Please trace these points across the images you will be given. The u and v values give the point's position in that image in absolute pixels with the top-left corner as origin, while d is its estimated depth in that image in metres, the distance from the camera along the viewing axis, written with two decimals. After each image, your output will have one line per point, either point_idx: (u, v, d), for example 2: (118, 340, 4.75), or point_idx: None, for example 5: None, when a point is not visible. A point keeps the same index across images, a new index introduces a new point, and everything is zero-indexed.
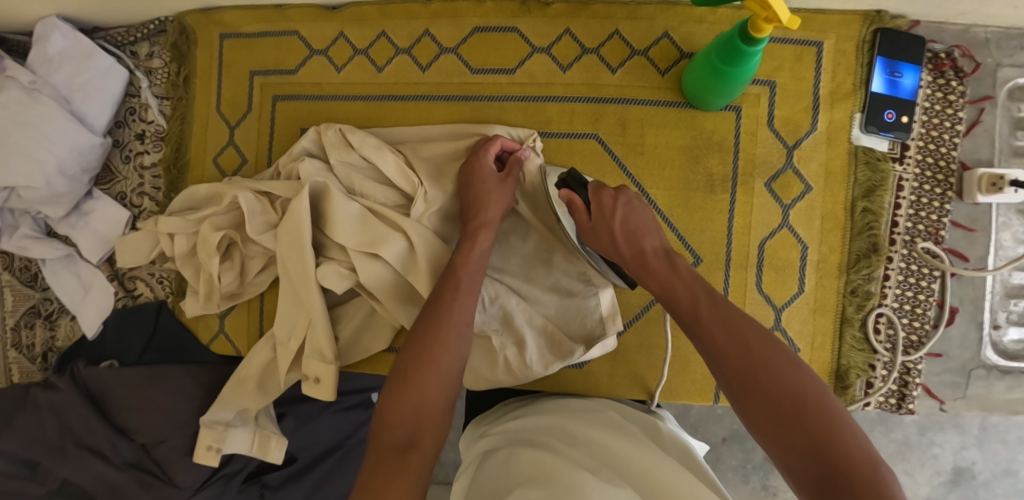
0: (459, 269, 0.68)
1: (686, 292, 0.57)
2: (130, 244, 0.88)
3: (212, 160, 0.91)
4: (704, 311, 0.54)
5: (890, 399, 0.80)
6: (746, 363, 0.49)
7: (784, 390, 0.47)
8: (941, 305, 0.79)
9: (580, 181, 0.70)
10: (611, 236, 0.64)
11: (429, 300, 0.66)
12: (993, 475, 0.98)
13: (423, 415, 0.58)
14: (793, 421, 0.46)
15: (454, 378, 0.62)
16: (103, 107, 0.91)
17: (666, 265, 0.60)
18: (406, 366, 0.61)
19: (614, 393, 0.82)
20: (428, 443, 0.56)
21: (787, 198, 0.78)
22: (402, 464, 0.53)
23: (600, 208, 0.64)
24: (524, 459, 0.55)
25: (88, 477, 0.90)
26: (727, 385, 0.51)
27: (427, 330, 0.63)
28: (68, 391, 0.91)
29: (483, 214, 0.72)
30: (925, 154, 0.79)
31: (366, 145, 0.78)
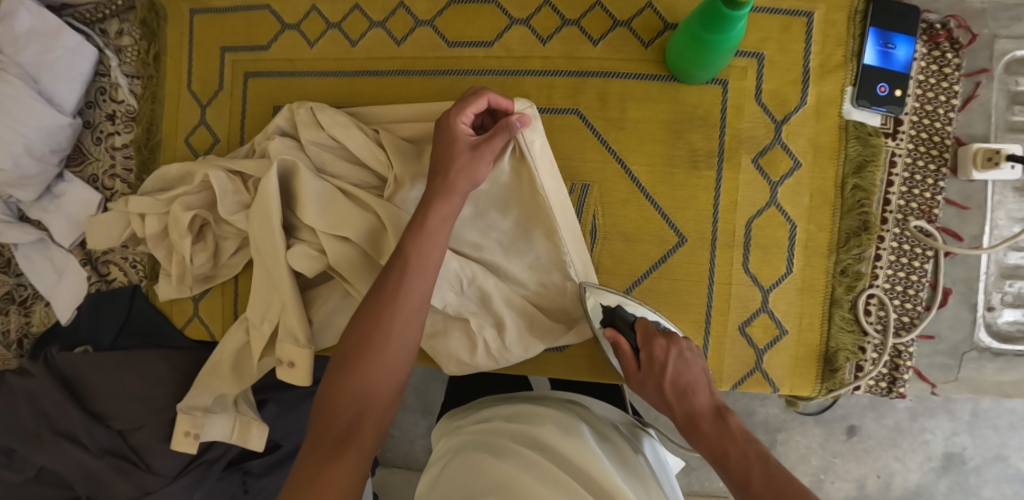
0: (407, 251, 0.62)
1: (739, 457, 0.53)
2: (102, 225, 0.86)
3: (184, 140, 0.88)
4: (757, 481, 0.50)
5: (881, 382, 0.78)
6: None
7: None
8: (934, 286, 0.77)
9: (626, 323, 0.71)
10: (659, 388, 0.62)
11: (376, 282, 0.63)
12: (983, 460, 0.97)
13: (365, 404, 0.57)
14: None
15: (399, 366, 0.60)
16: (73, 87, 0.88)
17: (717, 427, 0.57)
18: (348, 355, 0.59)
19: (596, 376, 0.79)
20: (368, 430, 0.56)
21: (775, 175, 0.75)
22: (336, 456, 0.53)
23: (650, 359, 0.64)
24: (476, 461, 0.60)
25: (64, 463, 0.88)
26: None
27: (374, 315, 0.60)
28: (42, 377, 0.89)
29: (444, 183, 0.64)
30: (918, 129, 0.76)
31: (334, 124, 0.76)
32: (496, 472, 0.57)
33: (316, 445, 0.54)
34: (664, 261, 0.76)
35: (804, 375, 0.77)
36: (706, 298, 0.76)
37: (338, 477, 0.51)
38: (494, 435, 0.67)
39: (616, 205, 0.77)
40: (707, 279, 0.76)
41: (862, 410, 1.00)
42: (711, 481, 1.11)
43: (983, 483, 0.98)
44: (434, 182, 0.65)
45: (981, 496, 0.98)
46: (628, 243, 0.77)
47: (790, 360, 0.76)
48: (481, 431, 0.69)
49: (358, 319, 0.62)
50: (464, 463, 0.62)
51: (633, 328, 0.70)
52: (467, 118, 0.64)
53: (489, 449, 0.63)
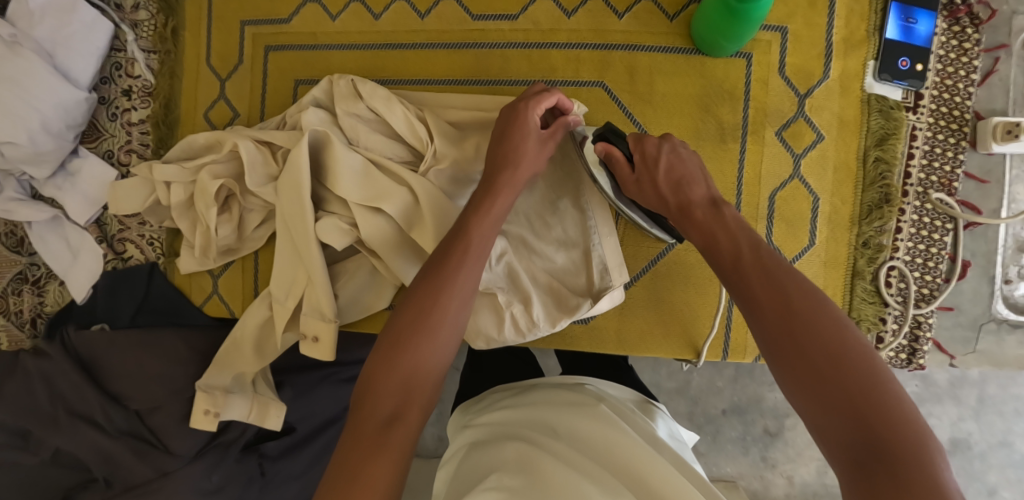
0: (471, 230, 0.63)
1: (731, 244, 0.54)
2: (124, 190, 0.86)
3: (203, 115, 0.89)
4: (748, 263, 0.52)
5: (901, 354, 0.79)
6: (784, 306, 0.48)
7: (824, 344, 0.45)
8: (953, 258, 0.78)
9: (617, 135, 0.67)
10: (654, 185, 0.62)
11: (433, 260, 0.62)
12: (989, 446, 1.03)
13: (410, 387, 0.56)
14: (820, 369, 0.44)
15: (449, 348, 0.60)
16: (88, 62, 0.87)
17: (711, 215, 0.58)
18: (401, 330, 0.58)
19: (621, 349, 0.80)
20: (413, 416, 0.54)
21: (798, 147, 0.76)
22: (386, 435, 0.52)
23: (644, 157, 0.63)
24: (504, 455, 0.59)
25: (81, 445, 0.87)
26: (761, 334, 0.49)
27: (424, 297, 0.59)
28: (58, 358, 0.89)
29: (511, 172, 0.65)
30: (939, 103, 0.77)
31: (375, 96, 0.76)
32: (514, 458, 0.58)
33: (357, 429, 0.53)
34: None
35: None
36: None
37: (385, 467, 0.50)
38: (511, 425, 0.67)
39: None
40: None
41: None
42: (723, 466, 1.12)
43: (988, 468, 1.04)
44: (500, 172, 0.65)
45: (987, 481, 1.04)
46: None
47: None
48: (496, 423, 0.69)
49: (405, 300, 0.60)
50: (483, 453, 0.62)
51: (625, 138, 0.67)
52: (540, 111, 0.66)
53: (506, 438, 0.63)
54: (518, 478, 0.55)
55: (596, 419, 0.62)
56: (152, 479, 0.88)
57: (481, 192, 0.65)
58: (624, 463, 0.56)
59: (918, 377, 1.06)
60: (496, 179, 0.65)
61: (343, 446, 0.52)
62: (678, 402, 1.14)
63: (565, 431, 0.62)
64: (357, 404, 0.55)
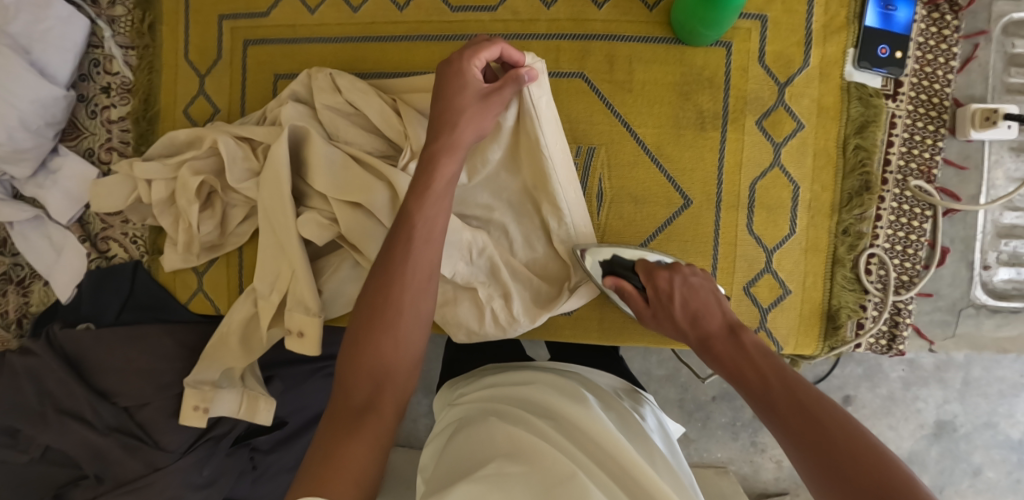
0: (425, 202, 0.62)
1: (755, 364, 0.54)
2: (106, 187, 0.85)
3: (183, 110, 0.88)
4: (772, 384, 0.51)
5: (881, 340, 0.80)
6: (812, 428, 0.46)
7: (865, 467, 0.43)
8: (932, 245, 0.79)
9: (626, 268, 0.72)
10: (674, 323, 0.62)
11: (383, 249, 0.62)
12: (974, 428, 1.05)
13: (382, 378, 0.57)
14: (863, 498, 0.41)
15: (415, 335, 0.60)
16: (65, 57, 0.86)
17: (731, 340, 0.57)
18: (363, 326, 0.59)
19: (603, 338, 0.80)
20: (388, 405, 0.56)
21: (778, 136, 0.77)
22: (358, 427, 0.53)
23: (657, 292, 0.64)
24: (497, 436, 0.59)
25: (70, 441, 0.88)
26: (793, 450, 0.47)
27: (386, 284, 0.60)
28: (45, 356, 0.88)
29: (448, 137, 0.64)
30: (919, 91, 0.77)
31: (353, 89, 0.76)
32: (511, 443, 0.57)
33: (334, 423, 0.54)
34: (670, 223, 0.78)
35: (808, 332, 0.79)
36: (713, 257, 0.78)
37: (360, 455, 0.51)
38: (505, 405, 0.67)
39: (622, 167, 0.78)
40: (713, 240, 0.78)
41: (857, 381, 1.07)
42: (712, 452, 1.14)
43: (973, 449, 1.06)
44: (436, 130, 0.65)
45: (971, 461, 1.06)
46: (636, 206, 0.78)
47: (794, 318, 0.78)
48: (489, 402, 0.69)
49: (370, 284, 0.61)
50: (478, 431, 0.62)
51: (635, 271, 0.71)
52: (480, 63, 0.64)
53: (502, 420, 0.63)
54: (519, 466, 0.54)
55: (587, 408, 0.62)
56: (144, 475, 0.89)
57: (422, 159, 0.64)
58: (603, 450, 0.57)
59: (905, 361, 1.07)
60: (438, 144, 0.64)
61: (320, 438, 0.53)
62: (668, 390, 1.15)
63: (560, 415, 0.62)
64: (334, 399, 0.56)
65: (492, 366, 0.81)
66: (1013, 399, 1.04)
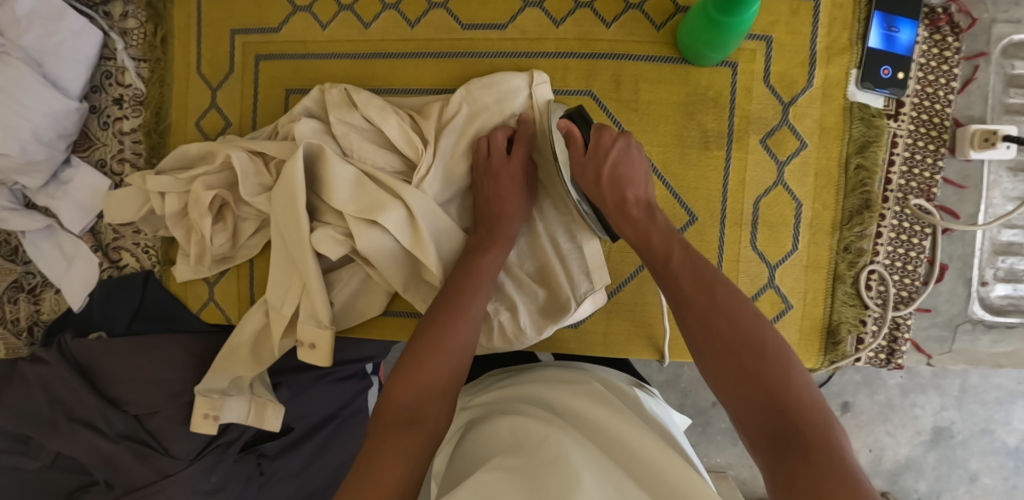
0: (481, 264, 0.72)
1: (662, 242, 0.65)
2: (119, 199, 0.86)
3: (195, 123, 0.89)
4: (677, 260, 0.63)
5: (880, 354, 0.82)
6: (714, 317, 0.57)
7: (757, 363, 0.54)
8: (931, 262, 0.81)
9: (584, 118, 0.75)
10: (598, 176, 0.71)
11: (449, 288, 0.71)
12: (970, 434, 1.07)
13: (426, 398, 0.63)
14: (749, 382, 0.53)
15: (463, 365, 0.67)
16: (78, 70, 0.87)
17: (645, 214, 0.68)
18: (420, 348, 0.66)
19: (609, 352, 0.82)
20: (432, 422, 0.61)
21: (781, 155, 0.79)
22: (402, 441, 0.59)
23: (597, 145, 0.71)
24: (505, 430, 0.61)
25: (81, 449, 0.90)
26: (689, 328, 0.59)
27: (443, 322, 0.67)
28: (57, 364, 0.89)
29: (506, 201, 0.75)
30: (920, 111, 0.79)
31: (370, 105, 0.78)
32: (512, 436, 0.60)
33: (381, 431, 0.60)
34: None
35: (808, 347, 0.81)
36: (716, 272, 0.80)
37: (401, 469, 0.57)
38: (516, 401, 0.69)
39: None
40: (716, 256, 0.80)
41: (856, 387, 1.10)
42: (711, 456, 1.16)
43: (969, 455, 1.08)
44: (485, 212, 0.76)
45: (968, 467, 1.08)
46: None
47: (795, 333, 0.81)
48: (502, 399, 0.71)
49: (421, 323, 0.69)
50: (488, 423, 0.65)
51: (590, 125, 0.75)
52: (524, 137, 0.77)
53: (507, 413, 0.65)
54: (518, 458, 0.56)
55: (591, 400, 0.64)
56: (154, 481, 0.92)
57: (486, 221, 0.76)
58: (618, 438, 0.58)
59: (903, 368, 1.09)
60: (494, 231, 0.75)
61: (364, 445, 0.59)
62: (669, 396, 1.17)
63: (562, 406, 0.65)
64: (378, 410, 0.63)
65: (498, 370, 0.84)
66: (1010, 406, 1.06)
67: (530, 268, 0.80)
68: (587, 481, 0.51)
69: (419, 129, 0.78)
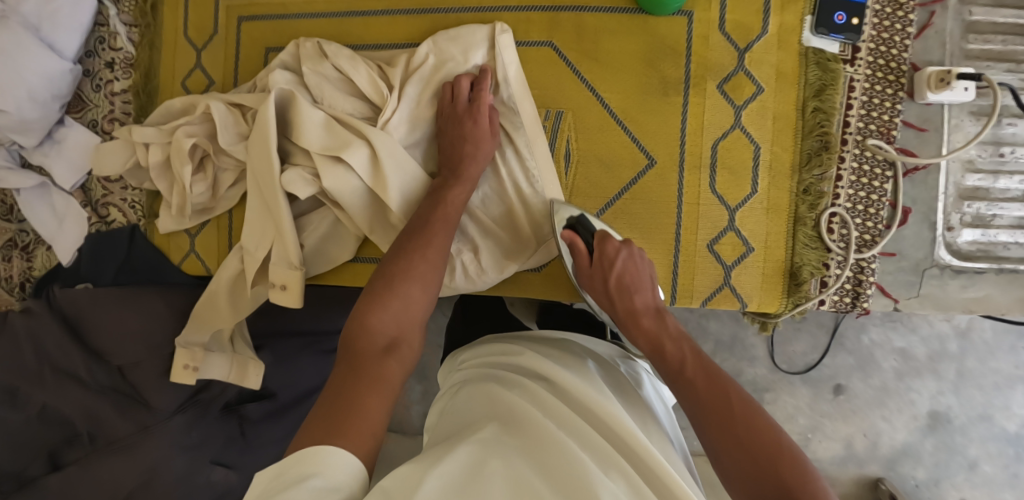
0: (447, 199, 0.75)
1: (676, 351, 0.67)
2: (106, 152, 0.91)
3: (181, 83, 0.93)
4: (691, 369, 0.65)
5: (844, 298, 0.81)
6: (727, 416, 0.59)
7: (736, 414, 0.59)
8: (894, 205, 0.81)
9: (589, 227, 0.78)
10: (604, 280, 0.75)
11: (414, 225, 0.74)
12: (968, 419, 1.17)
13: (404, 331, 0.67)
14: (728, 431, 0.58)
15: (431, 295, 0.72)
16: (74, 35, 0.92)
17: (656, 324, 0.71)
18: (392, 273, 0.70)
19: (574, 296, 0.84)
20: (406, 352, 0.66)
21: (738, 99, 0.81)
22: (382, 364, 0.62)
23: (602, 256, 0.75)
24: (485, 400, 0.64)
25: (68, 402, 0.94)
26: (702, 427, 0.60)
27: (410, 253, 0.71)
28: (43, 315, 0.93)
29: (471, 152, 0.77)
30: (876, 56, 0.80)
31: (340, 55, 0.81)
32: (497, 405, 0.62)
33: (359, 360, 0.62)
34: (635, 183, 0.81)
35: (771, 290, 0.81)
36: (677, 215, 0.81)
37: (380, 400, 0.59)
38: (500, 371, 0.71)
39: (588, 130, 0.82)
40: (677, 200, 0.81)
41: (849, 370, 1.20)
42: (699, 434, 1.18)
43: (969, 441, 1.17)
44: (451, 156, 0.79)
45: (967, 452, 1.17)
46: (603, 167, 0.82)
47: (757, 276, 0.81)
48: (485, 372, 0.72)
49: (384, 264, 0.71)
50: (475, 395, 0.66)
51: (594, 234, 0.77)
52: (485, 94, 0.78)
53: (497, 386, 0.66)
54: (500, 425, 0.57)
55: (581, 379, 0.64)
56: (133, 434, 0.94)
57: (452, 169, 0.78)
58: (588, 405, 0.60)
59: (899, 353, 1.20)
60: (457, 171, 0.77)
61: (341, 375, 0.61)
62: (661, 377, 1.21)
63: (549, 375, 0.67)
64: (350, 340, 0.65)
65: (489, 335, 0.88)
66: (1008, 391, 1.16)
67: (494, 212, 0.82)
68: (565, 446, 0.53)
69: (385, 77, 0.81)
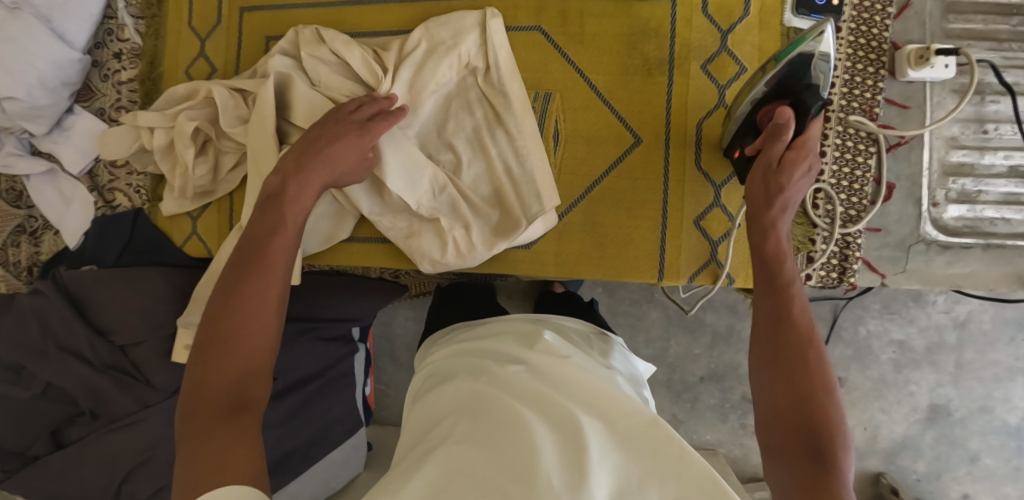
0: (281, 225, 0.69)
1: (783, 266, 0.61)
2: (112, 137, 0.93)
3: (184, 71, 0.97)
4: (782, 280, 0.60)
5: (831, 273, 0.83)
6: (790, 346, 0.56)
7: (806, 358, 0.56)
8: (878, 181, 0.83)
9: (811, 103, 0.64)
10: (765, 179, 0.63)
11: (239, 267, 0.67)
12: (968, 412, 1.17)
13: (246, 382, 0.62)
14: (782, 373, 0.56)
15: (273, 337, 0.66)
16: (83, 26, 0.95)
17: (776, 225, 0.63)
18: (215, 336, 0.63)
19: (563, 273, 0.84)
20: (258, 404, 0.62)
21: (722, 79, 0.83)
22: (232, 426, 0.58)
23: (792, 152, 0.62)
24: (454, 388, 0.67)
25: (68, 379, 0.96)
26: (771, 341, 0.57)
27: (248, 299, 0.65)
28: (51, 294, 0.97)
29: (314, 169, 0.72)
30: (858, 35, 0.83)
31: (336, 40, 0.84)
32: (465, 395, 0.64)
33: (202, 428, 0.58)
34: (621, 160, 0.83)
35: None
36: (662, 191, 0.82)
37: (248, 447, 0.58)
38: (467, 357, 0.74)
39: (575, 110, 0.84)
40: (662, 177, 0.82)
41: (847, 362, 1.20)
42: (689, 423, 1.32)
43: (970, 434, 1.17)
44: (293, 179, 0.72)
45: (969, 446, 1.17)
46: (589, 145, 0.83)
47: (744, 252, 0.83)
48: (463, 355, 0.75)
49: (207, 318, 0.65)
50: (446, 388, 0.69)
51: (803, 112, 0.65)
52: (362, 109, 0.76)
53: (467, 375, 0.69)
54: (467, 418, 0.60)
55: (548, 354, 0.67)
56: (133, 412, 0.96)
57: (285, 186, 0.71)
58: (556, 376, 0.64)
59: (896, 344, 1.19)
60: (298, 182, 0.71)
61: (189, 449, 0.57)
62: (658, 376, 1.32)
63: (514, 354, 0.70)
64: (194, 404, 0.60)
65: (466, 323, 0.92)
66: (1008, 383, 1.16)
67: (484, 191, 0.83)
68: (531, 425, 0.56)
69: (381, 60, 0.84)
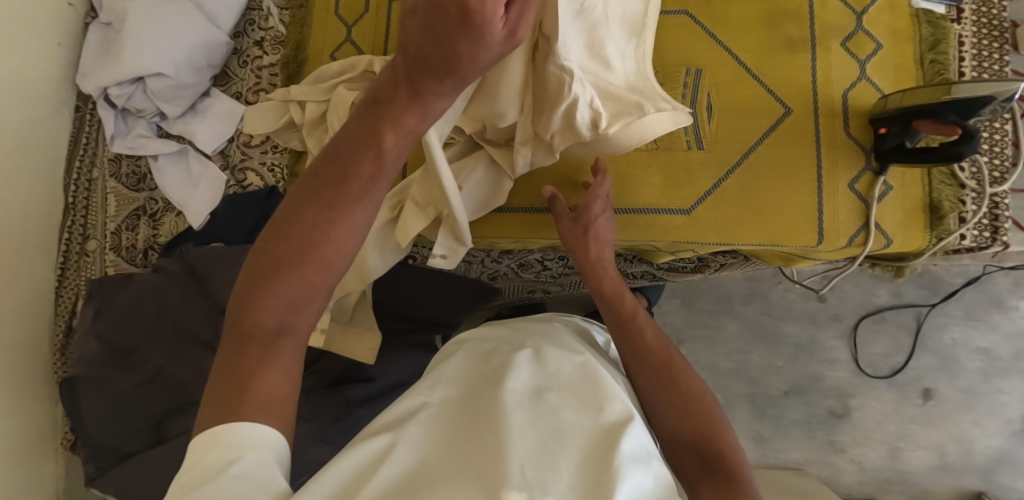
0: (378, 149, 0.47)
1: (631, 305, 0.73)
2: (258, 113, 0.95)
3: (329, 55, 0.99)
4: (640, 318, 0.71)
5: (984, 232, 0.86)
6: (662, 354, 0.66)
7: (684, 378, 0.64)
8: (1017, 144, 0.86)
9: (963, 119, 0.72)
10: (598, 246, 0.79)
11: (310, 178, 0.50)
12: None
13: (300, 306, 0.50)
14: (673, 390, 0.63)
15: (343, 272, 0.52)
16: (231, 13, 0.99)
17: (612, 274, 0.78)
18: (279, 257, 0.49)
19: (725, 239, 0.83)
20: (303, 332, 0.52)
21: (861, 55, 0.88)
22: (275, 351, 0.50)
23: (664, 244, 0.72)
24: (455, 375, 0.55)
25: (182, 362, 0.93)
26: (633, 345, 0.68)
27: (321, 210, 0.49)
28: (178, 273, 0.95)
29: (435, 103, 0.45)
30: (979, 16, 0.89)
31: None
32: (474, 387, 0.52)
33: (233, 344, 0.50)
34: (776, 129, 0.84)
35: (913, 226, 0.85)
36: (816, 158, 0.84)
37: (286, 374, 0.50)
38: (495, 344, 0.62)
39: (727, 85, 0.85)
40: (815, 144, 0.84)
41: None
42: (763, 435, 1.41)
43: None
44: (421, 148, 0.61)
45: None
46: (741, 115, 0.84)
47: (899, 212, 0.84)
48: (479, 342, 0.63)
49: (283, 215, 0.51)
50: (451, 366, 0.57)
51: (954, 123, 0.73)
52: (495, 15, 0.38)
53: (474, 365, 0.57)
54: (464, 421, 0.48)
55: (562, 368, 0.53)
56: None
57: (366, 114, 0.47)
58: (579, 390, 0.51)
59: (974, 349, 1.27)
60: (411, 89, 0.44)
61: (225, 365, 0.50)
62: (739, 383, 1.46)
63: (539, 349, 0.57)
64: (235, 330, 0.50)
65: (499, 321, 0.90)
66: None
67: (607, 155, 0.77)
68: (518, 441, 0.42)
69: None
